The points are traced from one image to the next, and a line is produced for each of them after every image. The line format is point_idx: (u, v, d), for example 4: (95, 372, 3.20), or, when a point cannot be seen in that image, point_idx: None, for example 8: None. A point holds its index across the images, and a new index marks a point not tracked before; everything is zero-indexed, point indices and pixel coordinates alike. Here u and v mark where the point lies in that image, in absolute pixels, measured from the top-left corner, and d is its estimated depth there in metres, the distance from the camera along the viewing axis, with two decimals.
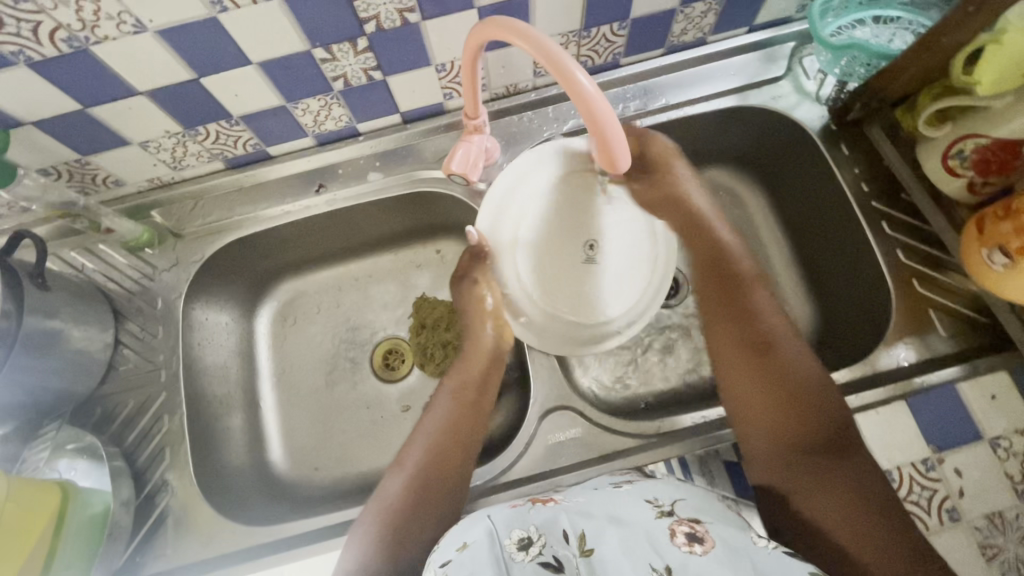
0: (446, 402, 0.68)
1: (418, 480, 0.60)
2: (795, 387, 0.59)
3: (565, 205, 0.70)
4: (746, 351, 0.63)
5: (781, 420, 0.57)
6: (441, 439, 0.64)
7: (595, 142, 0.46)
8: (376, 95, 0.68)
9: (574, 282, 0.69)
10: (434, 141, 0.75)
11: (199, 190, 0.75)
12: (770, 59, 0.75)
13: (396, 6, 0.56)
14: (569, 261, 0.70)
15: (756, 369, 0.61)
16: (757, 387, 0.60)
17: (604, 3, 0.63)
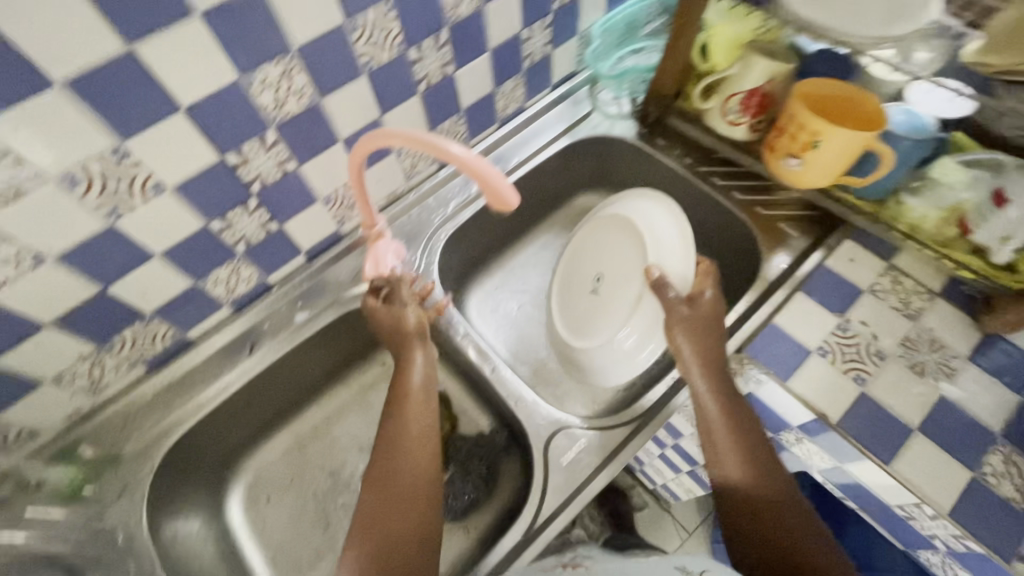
0: (385, 471, 0.60)
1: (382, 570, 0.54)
2: (764, 452, 0.62)
3: (587, 252, 0.81)
4: (719, 420, 0.62)
5: (750, 457, 0.61)
6: (386, 521, 0.57)
7: (483, 190, 0.57)
8: (278, 244, 0.73)
9: (587, 309, 0.78)
10: (342, 265, 0.81)
11: (127, 405, 0.71)
12: (575, 104, 0.95)
13: (274, 161, 0.64)
14: (579, 296, 0.80)
15: (732, 438, 0.62)
16: (734, 457, 0.61)
17: (438, 105, 0.77)
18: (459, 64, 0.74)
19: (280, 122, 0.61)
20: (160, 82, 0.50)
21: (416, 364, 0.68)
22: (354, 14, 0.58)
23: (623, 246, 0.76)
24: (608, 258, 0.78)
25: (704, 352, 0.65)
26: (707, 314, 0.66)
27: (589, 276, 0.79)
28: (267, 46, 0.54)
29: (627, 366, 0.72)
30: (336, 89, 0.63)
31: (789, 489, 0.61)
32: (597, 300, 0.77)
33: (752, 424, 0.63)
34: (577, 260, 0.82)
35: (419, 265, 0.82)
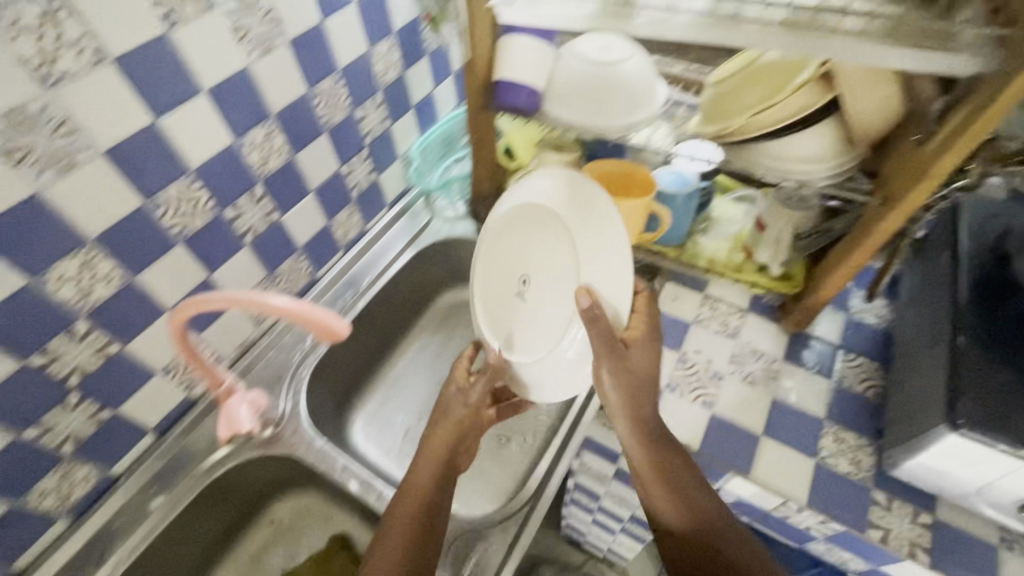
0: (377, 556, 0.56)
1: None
2: (712, 508, 0.57)
3: (503, 253, 0.68)
4: (656, 479, 0.57)
5: (682, 502, 0.56)
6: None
7: (313, 329, 0.59)
8: (116, 431, 0.68)
9: (517, 319, 0.66)
10: (201, 430, 0.77)
11: None
12: (414, 216, 1.03)
13: (91, 350, 0.61)
14: (506, 297, 0.67)
15: (673, 495, 0.56)
16: (665, 501, 0.57)
17: (271, 250, 0.79)
18: (283, 209, 0.78)
19: (90, 310, 0.59)
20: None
21: (456, 407, 0.66)
22: (152, 194, 0.60)
23: (545, 242, 0.62)
24: (532, 265, 0.64)
25: (637, 409, 0.58)
26: (637, 367, 0.57)
27: (514, 277, 0.66)
28: (56, 244, 0.54)
29: (568, 385, 0.63)
30: (149, 263, 0.63)
31: (746, 547, 0.55)
32: (523, 307, 0.65)
33: (695, 479, 0.59)
34: (494, 265, 0.69)
35: (285, 408, 0.79)
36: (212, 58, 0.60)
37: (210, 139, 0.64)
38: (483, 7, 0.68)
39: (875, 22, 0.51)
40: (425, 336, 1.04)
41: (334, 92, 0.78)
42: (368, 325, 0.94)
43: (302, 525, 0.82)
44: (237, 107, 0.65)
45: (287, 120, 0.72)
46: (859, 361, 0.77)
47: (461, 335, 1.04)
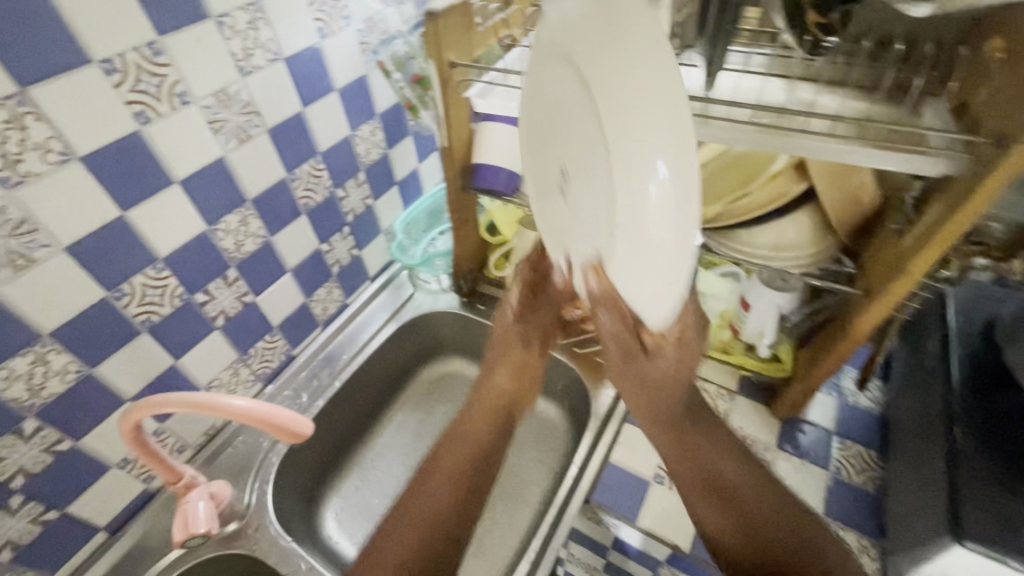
0: (411, 505, 0.55)
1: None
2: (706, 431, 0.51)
3: (540, 132, 0.51)
4: (698, 489, 0.49)
5: (720, 480, 0.49)
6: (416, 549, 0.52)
7: (281, 434, 0.59)
8: (63, 532, 0.64)
9: (563, 217, 0.50)
10: (157, 526, 0.71)
11: None
12: (397, 289, 1.01)
13: (38, 449, 0.58)
14: (552, 195, 0.53)
15: (724, 508, 0.48)
16: (695, 478, 0.50)
17: (245, 331, 0.77)
18: (257, 290, 0.77)
19: (40, 406, 0.56)
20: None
21: (500, 379, 0.63)
22: (115, 285, 0.59)
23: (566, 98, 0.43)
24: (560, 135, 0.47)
25: (651, 404, 0.50)
26: (666, 369, 0.46)
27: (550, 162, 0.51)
28: (6, 343, 0.52)
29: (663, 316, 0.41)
30: (107, 355, 0.61)
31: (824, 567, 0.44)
32: (570, 206, 0.48)
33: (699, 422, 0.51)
34: (538, 160, 0.54)
35: (249, 500, 0.74)
36: (186, 151, 0.60)
37: (181, 228, 0.63)
38: (461, 97, 0.69)
39: (844, 123, 0.51)
40: (406, 413, 1.00)
41: (313, 174, 0.78)
42: (345, 403, 0.90)
43: None
44: (210, 196, 0.65)
45: (264, 204, 0.72)
46: (854, 449, 0.74)
47: (444, 411, 1.01)
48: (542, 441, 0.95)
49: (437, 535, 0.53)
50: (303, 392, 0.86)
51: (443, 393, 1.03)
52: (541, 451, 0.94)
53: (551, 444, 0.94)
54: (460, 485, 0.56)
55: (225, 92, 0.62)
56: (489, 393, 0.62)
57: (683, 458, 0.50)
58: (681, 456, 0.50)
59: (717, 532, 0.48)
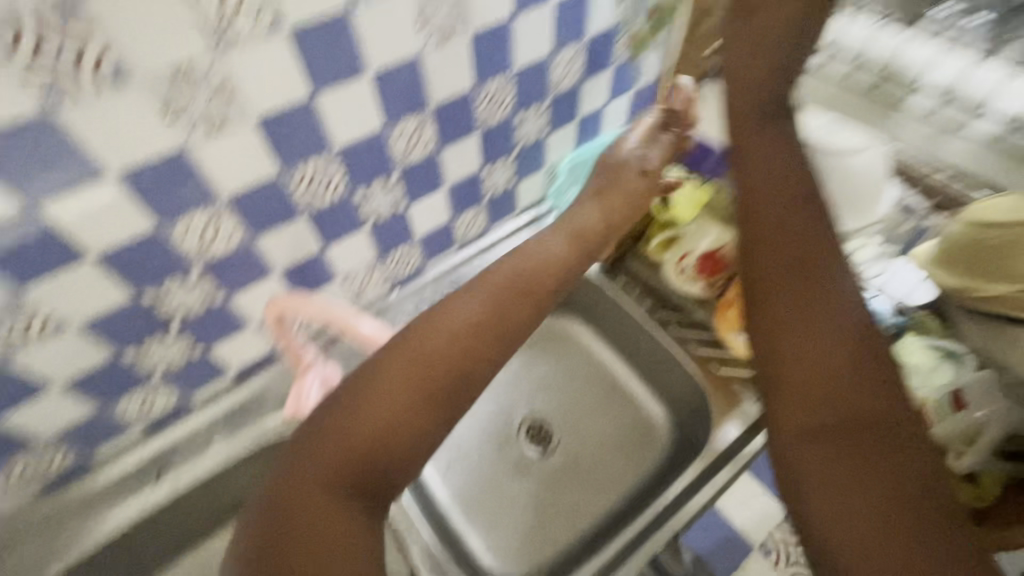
0: (452, 313, 0.59)
1: (356, 455, 0.51)
2: (833, 300, 0.52)
3: None
4: (800, 319, 0.52)
5: (846, 354, 0.49)
6: (418, 369, 0.55)
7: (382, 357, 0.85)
8: (199, 369, 0.79)
9: None
10: (273, 388, 0.87)
11: (57, 509, 0.77)
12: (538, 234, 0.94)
13: (197, 295, 0.70)
14: None
15: (823, 356, 0.50)
16: (814, 347, 0.50)
17: (389, 237, 0.84)
18: (410, 200, 0.81)
19: (203, 260, 0.67)
20: (58, 236, 0.55)
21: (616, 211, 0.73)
22: (291, 165, 0.66)
23: None
24: None
25: (758, 171, 0.62)
26: (759, 167, 0.62)
27: None
28: (182, 203, 0.61)
29: None
30: (276, 226, 0.71)
31: (885, 402, 0.47)
32: None
33: (809, 211, 0.58)
34: None
35: None
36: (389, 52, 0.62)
37: (354, 125, 0.67)
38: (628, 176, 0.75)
39: None
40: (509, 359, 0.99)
41: (496, 95, 0.75)
42: None
43: None
44: (396, 97, 0.67)
45: (444, 114, 0.73)
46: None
47: (545, 371, 0.97)
48: (638, 435, 0.90)
49: (456, 344, 0.57)
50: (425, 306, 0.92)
51: (551, 351, 0.98)
52: (634, 448, 0.89)
53: (648, 443, 0.89)
54: (482, 302, 0.61)
55: (424, 10, 0.61)
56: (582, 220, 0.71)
57: (775, 331, 0.52)
58: (756, 233, 0.58)
59: (808, 378, 0.49)
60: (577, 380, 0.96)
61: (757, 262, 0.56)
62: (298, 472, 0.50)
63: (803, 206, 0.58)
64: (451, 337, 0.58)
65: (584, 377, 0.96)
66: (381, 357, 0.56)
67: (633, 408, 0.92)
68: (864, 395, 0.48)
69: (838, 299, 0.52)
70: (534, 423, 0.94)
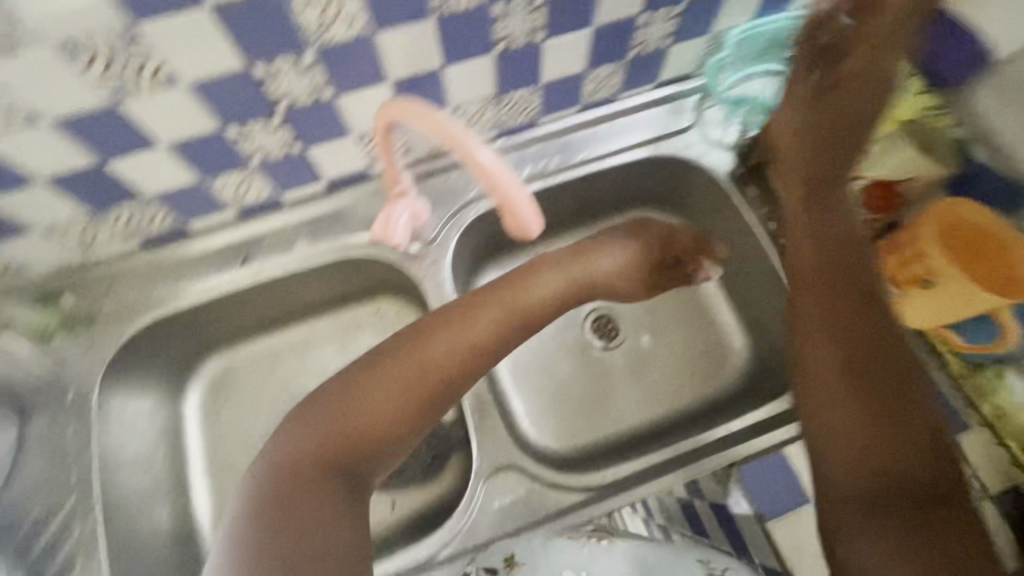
0: (434, 339, 0.65)
1: (324, 454, 0.58)
2: (898, 395, 0.54)
3: None
4: (849, 393, 0.55)
5: (892, 427, 0.52)
6: (399, 386, 0.63)
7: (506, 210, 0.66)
8: (294, 167, 0.68)
9: None
10: (361, 207, 0.75)
11: (117, 270, 0.72)
12: (675, 112, 0.80)
13: (308, 83, 0.57)
14: None
15: (867, 422, 0.53)
16: (858, 417, 0.54)
17: (514, 72, 0.67)
18: (552, 30, 0.62)
19: (325, 43, 0.54)
20: None
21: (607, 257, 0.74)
22: None
23: None
24: None
25: (825, 222, 0.64)
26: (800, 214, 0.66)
27: None
28: None
29: None
30: (397, 25, 0.54)
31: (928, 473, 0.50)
32: None
33: (881, 308, 0.59)
34: None
35: (437, 235, 0.75)
36: None
37: None
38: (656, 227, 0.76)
39: None
40: None
41: None
42: (557, 201, 0.82)
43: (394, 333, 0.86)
44: None
45: None
46: None
47: None
48: (708, 360, 0.84)
49: (431, 371, 0.64)
50: (527, 166, 0.78)
51: None
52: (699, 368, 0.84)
53: (718, 370, 0.84)
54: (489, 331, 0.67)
55: None
56: (596, 270, 0.74)
57: (829, 408, 0.56)
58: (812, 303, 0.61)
59: (864, 448, 0.53)
60: (660, 284, 0.89)
61: (809, 356, 0.60)
62: (290, 462, 0.57)
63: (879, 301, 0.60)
64: (434, 365, 0.64)
65: None
66: (365, 362, 0.64)
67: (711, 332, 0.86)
68: (902, 457, 0.51)
69: (901, 383, 0.55)
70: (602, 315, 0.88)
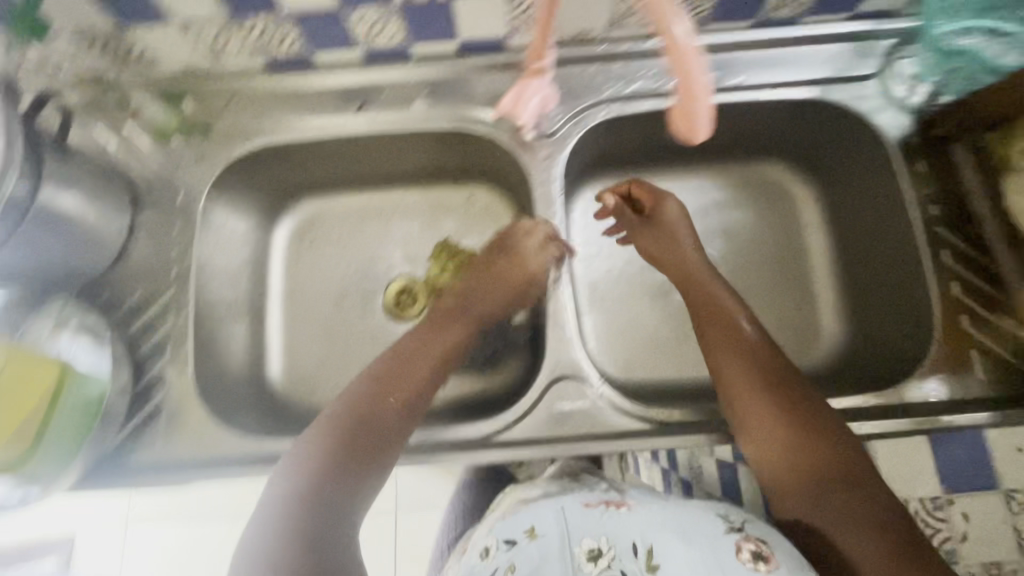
0: (392, 354, 0.62)
1: (310, 489, 0.52)
2: (818, 434, 0.52)
3: None
4: (797, 461, 0.52)
5: (825, 454, 0.51)
6: (363, 410, 0.57)
7: (682, 101, 0.48)
8: (436, 16, 0.63)
9: None
10: (487, 79, 0.70)
11: (238, 86, 0.71)
12: (862, 54, 0.70)
13: None
14: None
15: (799, 463, 0.52)
16: (800, 468, 0.51)
17: None
18: None
19: None
20: None
21: (529, 261, 0.69)
22: None
23: None
24: None
25: (717, 323, 0.63)
26: (712, 296, 0.65)
27: None
28: None
29: None
30: None
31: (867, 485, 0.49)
32: None
33: (762, 352, 0.59)
34: None
35: (558, 129, 0.70)
36: None
37: None
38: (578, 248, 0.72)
39: None
40: (712, 180, 0.85)
41: None
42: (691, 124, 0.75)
43: (481, 221, 0.84)
44: None
45: None
46: None
47: (742, 217, 0.84)
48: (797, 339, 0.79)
49: (387, 381, 0.59)
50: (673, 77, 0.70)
51: (764, 200, 0.84)
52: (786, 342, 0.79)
53: (804, 348, 0.78)
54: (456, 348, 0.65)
55: None
56: (513, 260, 0.69)
57: (783, 487, 0.52)
58: (730, 381, 0.58)
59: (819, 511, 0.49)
60: (767, 247, 0.83)
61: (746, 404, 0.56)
62: (297, 517, 0.50)
63: (771, 359, 0.58)
64: (399, 391, 0.59)
65: (779, 247, 0.83)
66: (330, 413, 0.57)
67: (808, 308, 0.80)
68: (848, 478, 0.50)
69: (817, 424, 0.53)
70: None
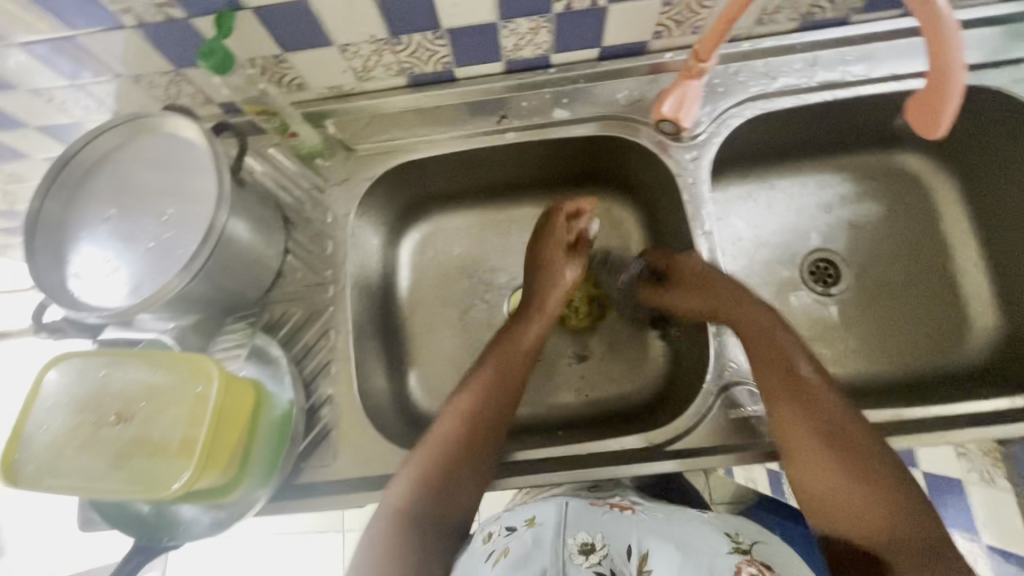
0: (471, 380, 0.63)
1: (405, 517, 0.55)
2: (843, 432, 0.52)
3: None
4: (828, 463, 0.51)
5: (856, 454, 0.51)
6: (450, 434, 0.58)
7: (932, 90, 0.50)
8: (588, 24, 0.63)
9: None
10: (626, 84, 0.70)
11: (378, 104, 0.71)
12: (1015, 37, 0.68)
13: None
14: None
15: (835, 469, 0.50)
16: (834, 477, 0.50)
17: None
18: None
19: None
20: None
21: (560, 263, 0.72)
22: None
23: None
24: None
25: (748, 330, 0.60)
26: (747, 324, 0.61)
27: None
28: None
29: None
30: None
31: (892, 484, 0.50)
32: None
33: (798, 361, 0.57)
34: None
35: (702, 130, 0.69)
36: None
37: None
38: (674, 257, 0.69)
39: None
40: (839, 173, 0.83)
41: None
42: (831, 117, 0.73)
43: (604, 227, 0.83)
44: None
45: None
46: None
47: (872, 210, 0.82)
48: (944, 335, 0.77)
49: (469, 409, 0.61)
50: (819, 72, 0.68)
51: (895, 191, 0.82)
52: (933, 337, 0.77)
53: (950, 343, 0.76)
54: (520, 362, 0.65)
55: None
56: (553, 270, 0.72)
57: (811, 483, 0.51)
58: (769, 388, 0.56)
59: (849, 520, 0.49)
60: (902, 239, 0.81)
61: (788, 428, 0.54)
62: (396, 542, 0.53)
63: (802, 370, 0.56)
64: (478, 412, 0.60)
65: (913, 239, 0.81)
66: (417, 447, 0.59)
67: (953, 301, 0.78)
68: (876, 477, 0.50)
69: (844, 425, 0.52)
70: (823, 259, 0.82)
